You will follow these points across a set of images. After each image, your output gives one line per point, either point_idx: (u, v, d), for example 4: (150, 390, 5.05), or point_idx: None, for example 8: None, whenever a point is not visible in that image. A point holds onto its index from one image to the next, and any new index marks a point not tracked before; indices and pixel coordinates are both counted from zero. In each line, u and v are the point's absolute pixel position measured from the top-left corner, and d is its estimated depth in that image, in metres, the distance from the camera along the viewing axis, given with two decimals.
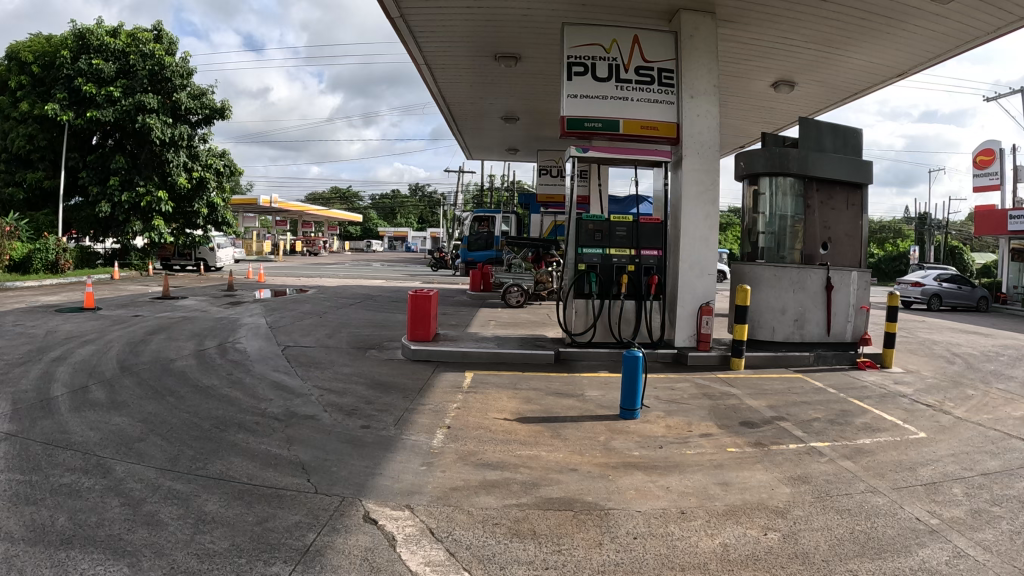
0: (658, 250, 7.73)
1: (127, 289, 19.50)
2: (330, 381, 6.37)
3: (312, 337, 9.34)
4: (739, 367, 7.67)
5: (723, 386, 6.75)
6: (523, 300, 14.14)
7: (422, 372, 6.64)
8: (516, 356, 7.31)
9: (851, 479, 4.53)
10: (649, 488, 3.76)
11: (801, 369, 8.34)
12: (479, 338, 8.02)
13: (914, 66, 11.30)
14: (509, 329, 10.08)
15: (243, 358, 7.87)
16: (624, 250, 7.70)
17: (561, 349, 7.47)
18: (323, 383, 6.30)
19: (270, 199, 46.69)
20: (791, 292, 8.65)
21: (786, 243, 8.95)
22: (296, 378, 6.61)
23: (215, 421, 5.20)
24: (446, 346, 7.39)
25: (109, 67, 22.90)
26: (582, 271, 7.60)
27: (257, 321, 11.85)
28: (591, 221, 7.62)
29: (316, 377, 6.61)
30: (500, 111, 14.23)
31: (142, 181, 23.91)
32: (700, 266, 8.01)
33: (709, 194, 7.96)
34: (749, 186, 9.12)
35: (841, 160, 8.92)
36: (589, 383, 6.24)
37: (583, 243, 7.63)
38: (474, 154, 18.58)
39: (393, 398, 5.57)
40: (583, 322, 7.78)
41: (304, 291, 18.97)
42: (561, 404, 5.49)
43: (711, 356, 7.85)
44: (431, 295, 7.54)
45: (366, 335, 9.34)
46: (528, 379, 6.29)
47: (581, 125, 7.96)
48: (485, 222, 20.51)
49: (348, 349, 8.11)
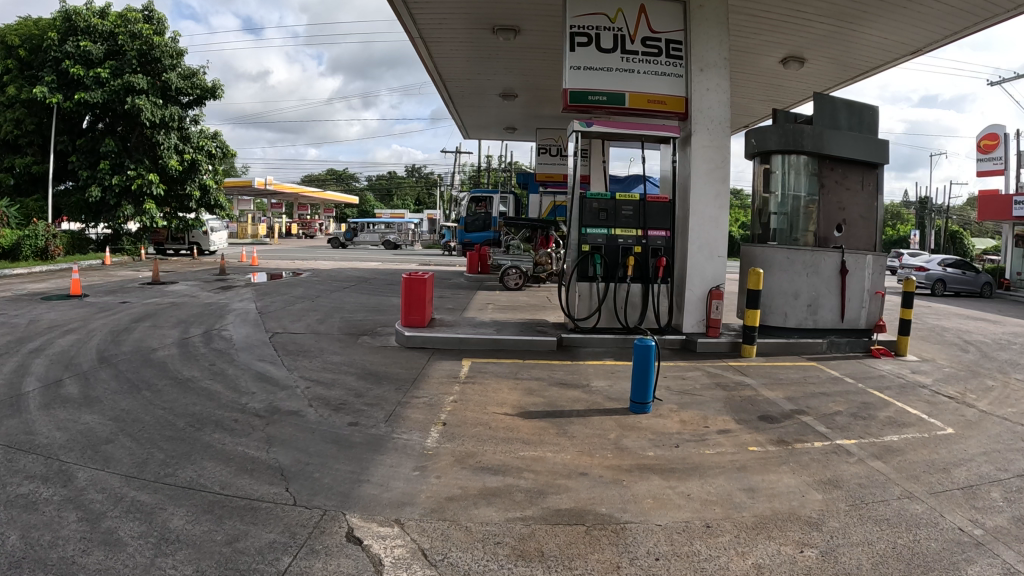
0: (666, 231, 7.28)
1: (116, 275, 19.10)
2: (319, 371, 5.96)
3: (304, 323, 8.93)
4: (752, 354, 7.30)
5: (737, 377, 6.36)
6: (521, 282, 13.92)
7: (417, 361, 6.23)
8: (517, 343, 6.88)
9: (883, 482, 4.13)
10: (668, 497, 3.37)
11: (815, 357, 7.97)
12: (479, 323, 7.62)
13: (930, 44, 10.87)
14: (508, 313, 9.65)
15: (228, 348, 7.45)
16: (630, 230, 7.22)
17: (564, 335, 7.06)
18: (311, 374, 5.90)
19: (264, 182, 46.10)
20: (804, 276, 8.20)
21: (800, 225, 8.55)
22: (282, 368, 6.20)
23: (191, 419, 4.79)
24: (442, 333, 6.97)
25: (97, 48, 22.39)
26: (587, 253, 7.12)
27: (247, 307, 11.45)
28: (595, 199, 7.12)
29: (304, 367, 6.22)
30: (498, 88, 13.77)
31: (133, 164, 23.44)
32: (709, 248, 7.59)
33: (719, 173, 7.54)
34: (760, 164, 8.70)
35: (858, 138, 8.54)
36: (595, 372, 5.84)
37: (587, 223, 7.13)
38: (472, 133, 18.15)
39: (385, 390, 5.16)
40: (587, 306, 7.30)
41: (299, 274, 18.56)
42: (566, 396, 5.08)
43: (721, 344, 7.46)
44: (425, 280, 7.04)
45: (359, 320, 8.94)
46: (530, 368, 5.87)
47: (584, 99, 7.47)
48: (483, 203, 20.17)
49: (339, 336, 7.70)
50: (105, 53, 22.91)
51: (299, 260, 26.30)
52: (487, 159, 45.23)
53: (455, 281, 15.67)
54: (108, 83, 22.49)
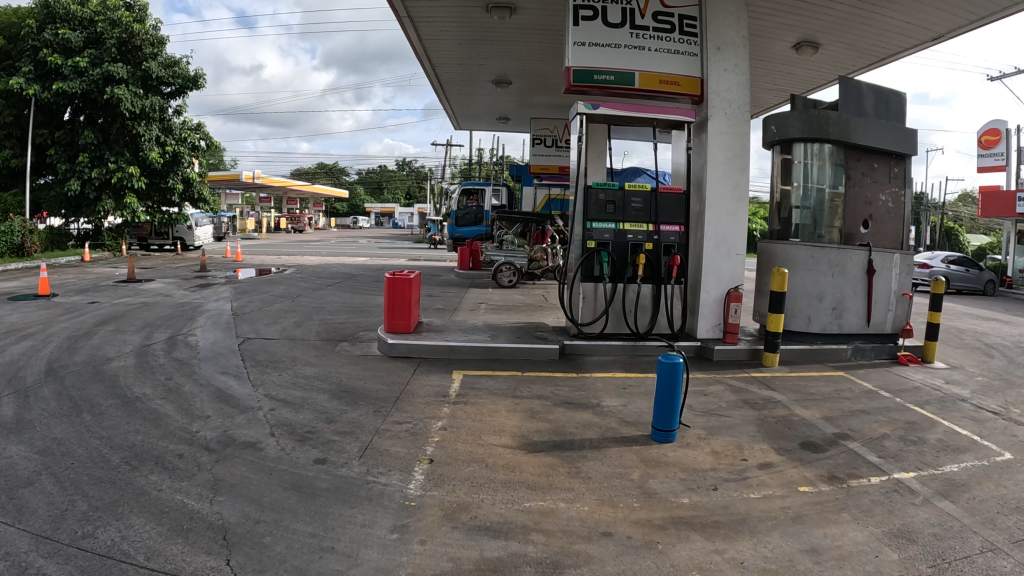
0: (680, 226, 6.46)
1: (92, 272, 18.24)
2: (288, 389, 5.19)
3: (279, 327, 8.15)
4: (774, 363, 6.58)
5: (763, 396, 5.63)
6: (514, 279, 13.06)
7: (401, 373, 5.46)
8: (514, 351, 6.10)
9: (963, 531, 3.40)
10: (717, 567, 2.64)
11: (841, 366, 7.25)
12: (472, 327, 6.85)
13: (952, 30, 10.17)
14: (502, 314, 8.88)
15: (191, 358, 6.66)
16: (640, 225, 6.40)
17: (566, 342, 6.26)
18: (278, 392, 5.13)
19: (252, 175, 45.15)
20: (830, 276, 7.43)
21: (824, 220, 7.80)
22: (247, 384, 5.43)
23: (129, 455, 4.02)
24: (430, 340, 6.18)
25: (76, 36, 21.50)
26: (592, 250, 6.26)
27: (222, 307, 10.66)
28: (602, 190, 6.29)
29: (272, 382, 5.45)
30: (491, 74, 12.99)
31: (113, 157, 22.56)
32: (726, 245, 6.84)
33: (738, 161, 6.80)
34: (779, 154, 7.97)
35: (885, 126, 7.85)
36: (604, 388, 5.08)
37: (592, 217, 6.29)
38: (463, 123, 17.40)
39: (361, 414, 4.40)
40: (592, 310, 6.42)
41: (283, 271, 17.76)
42: (575, 420, 4.32)
43: (740, 351, 6.71)
44: (410, 279, 6.28)
45: (339, 323, 8.16)
46: (531, 383, 5.11)
47: (589, 78, 6.69)
48: (474, 195, 19.37)
49: (315, 343, 6.93)
50: (84, 42, 22.02)
51: (284, 255, 25.46)
52: (477, 152, 44.37)
53: (445, 278, 14.88)
54: (86, 72, 21.59)
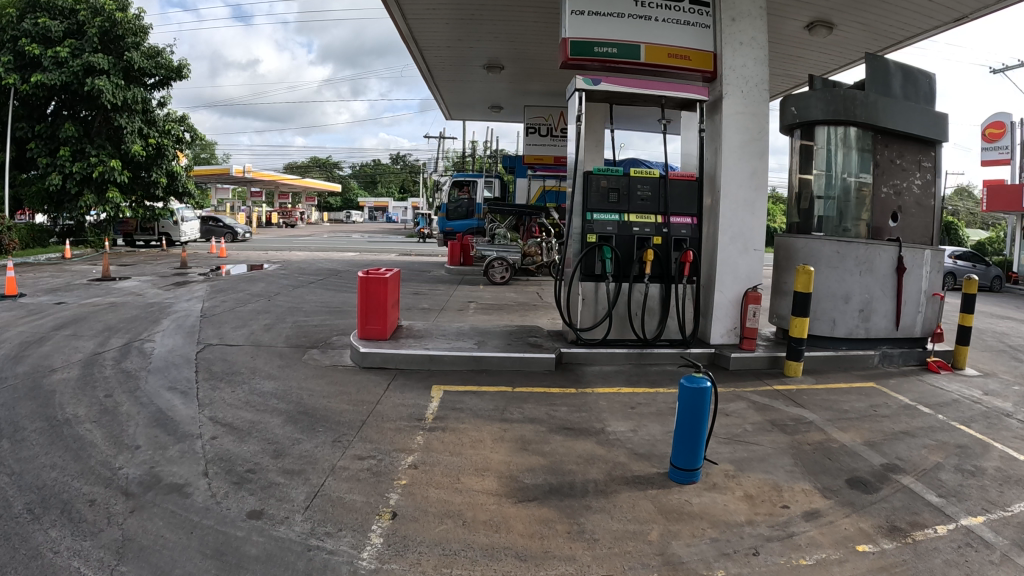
0: (692, 218, 5.65)
1: (68, 270, 17.44)
2: (239, 411, 4.42)
3: (247, 331, 7.37)
4: (797, 373, 5.89)
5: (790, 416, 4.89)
6: (508, 276, 12.42)
7: (372, 389, 4.69)
8: (505, 361, 5.20)
9: None
10: None
11: (869, 376, 6.51)
12: (458, 330, 6.05)
13: (976, 11, 9.43)
14: (493, 315, 8.12)
15: (141, 369, 5.87)
16: (647, 217, 5.58)
17: (564, 350, 5.42)
18: (227, 415, 4.35)
19: (242, 169, 44.27)
20: (857, 275, 6.67)
21: (851, 211, 7.06)
22: (194, 405, 4.65)
23: (33, 500, 3.21)
24: (409, 347, 5.34)
25: (56, 25, 20.65)
26: (593, 245, 5.42)
27: (192, 308, 9.87)
28: (604, 176, 5.47)
29: (224, 402, 4.67)
30: (483, 59, 12.20)
31: (94, 150, 21.71)
32: (743, 239, 6.08)
33: (755, 146, 6.04)
34: (799, 139, 7.23)
35: (915, 109, 7.15)
36: (609, 409, 4.32)
37: (592, 207, 5.48)
38: (455, 113, 16.65)
39: (318, 446, 3.63)
40: (592, 314, 5.60)
41: (266, 267, 16.97)
42: (576, 451, 3.56)
43: (759, 359, 5.96)
44: (387, 278, 5.48)
45: (313, 327, 7.39)
46: (524, 402, 4.35)
47: (589, 52, 5.89)
48: (465, 187, 18.67)
49: (282, 351, 6.15)
50: (64, 31, 21.17)
51: (271, 251, 24.65)
52: (471, 145, 43.51)
53: (434, 274, 14.10)
54: (67, 63, 20.73)
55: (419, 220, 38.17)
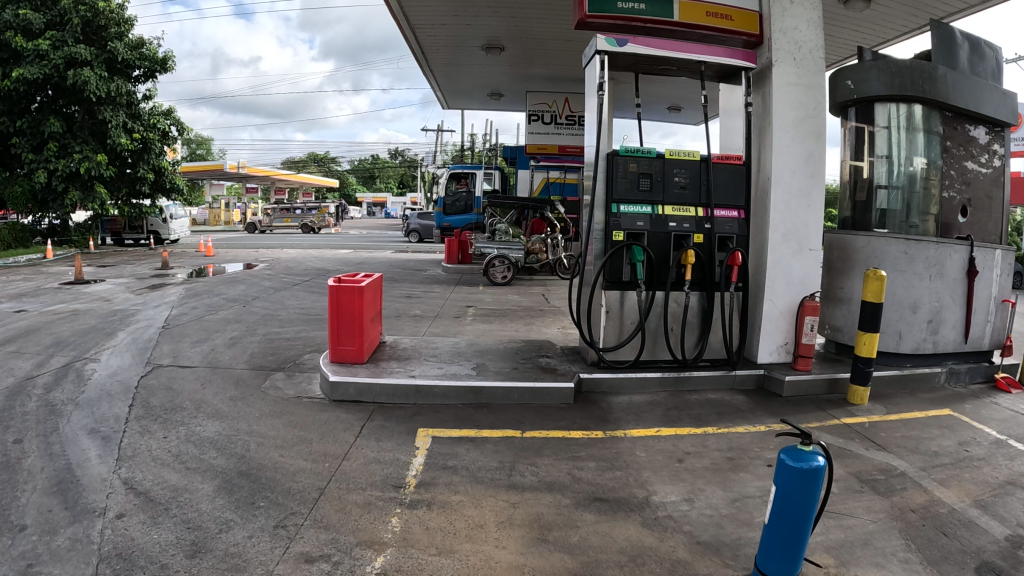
0: (739, 211, 4.61)
1: (43, 272, 16.38)
2: (167, 473, 3.35)
3: (211, 347, 6.32)
4: (864, 401, 4.97)
5: (871, 468, 3.86)
6: (509, 275, 11.33)
7: (345, 435, 3.66)
8: (512, 393, 4.08)
9: None
10: None
11: (938, 398, 5.48)
12: (452, 347, 4.97)
13: None
14: (494, 323, 7.05)
15: (68, 403, 4.81)
16: (686, 210, 4.52)
17: (584, 376, 4.36)
18: (150, 481, 3.29)
19: (237, 165, 43.01)
20: (926, 280, 5.59)
21: (919, 205, 6.01)
22: (114, 462, 3.60)
23: None
24: (391, 373, 4.26)
25: (38, 16, 19.52)
26: (621, 245, 4.35)
27: (158, 316, 8.80)
28: (633, 158, 4.40)
29: (155, 461, 3.62)
30: (482, 38, 11.10)
31: (77, 146, 20.58)
32: (796, 237, 5.05)
33: (810, 124, 5.00)
34: (855, 118, 6.20)
35: (988, 87, 6.11)
36: (651, 464, 3.29)
37: (618, 197, 4.41)
38: (452, 100, 15.57)
39: (259, 540, 2.58)
40: (619, 329, 4.53)
41: (254, 267, 15.88)
42: (616, 543, 2.53)
43: (817, 383, 4.97)
44: (362, 287, 4.42)
45: (286, 341, 6.34)
46: (539, 455, 3.30)
47: (611, 8, 4.79)
48: (463, 180, 17.58)
49: (243, 378, 5.10)
50: (46, 23, 20.05)
51: (261, 248, 23.55)
52: (470, 138, 42.29)
53: (429, 273, 13.06)
54: (49, 55, 19.59)
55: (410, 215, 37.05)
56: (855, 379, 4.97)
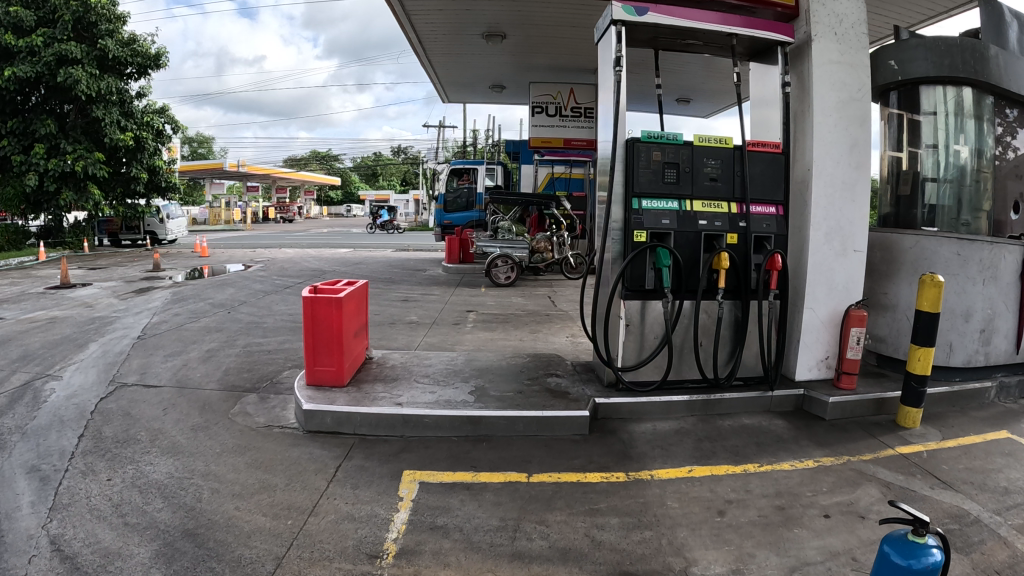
0: (777, 207, 4.01)
1: (31, 276, 15.77)
2: (104, 531, 2.75)
3: (184, 363, 5.72)
4: (916, 424, 4.36)
5: (941, 515, 3.25)
6: (514, 275, 10.81)
7: (317, 479, 3.06)
8: (516, 424, 3.47)
9: None
10: None
11: (994, 415, 4.86)
12: (447, 364, 4.36)
13: None
14: (494, 331, 6.44)
15: (10, 433, 4.20)
16: (717, 205, 3.90)
17: (600, 402, 3.75)
18: (82, 544, 2.68)
19: (236, 164, 42.33)
20: (980, 285, 4.96)
21: (971, 201, 5.44)
22: (45, 514, 2.98)
23: None
24: (376, 399, 3.65)
25: (28, 13, 18.91)
26: (644, 246, 3.74)
27: (137, 325, 8.19)
28: (657, 145, 3.78)
29: (93, 514, 3.00)
30: (483, 25, 10.46)
31: (69, 145, 19.96)
32: (839, 236, 4.44)
33: (853, 108, 4.39)
34: (898, 101, 5.55)
35: None
36: (685, 520, 2.68)
37: (640, 191, 3.79)
38: (451, 93, 14.96)
39: None
40: (641, 344, 3.91)
41: (248, 268, 15.24)
42: None
43: (862, 403, 4.37)
44: (342, 299, 3.81)
45: (266, 355, 5.74)
46: (549, 509, 2.70)
47: None
48: (465, 175, 16.97)
49: (212, 405, 4.49)
50: (37, 19, 19.44)
51: (258, 248, 22.96)
52: (472, 134, 41.64)
53: (429, 273, 12.44)
54: (40, 53, 18.98)
55: (386, 213, 36.54)
56: (906, 400, 4.36)
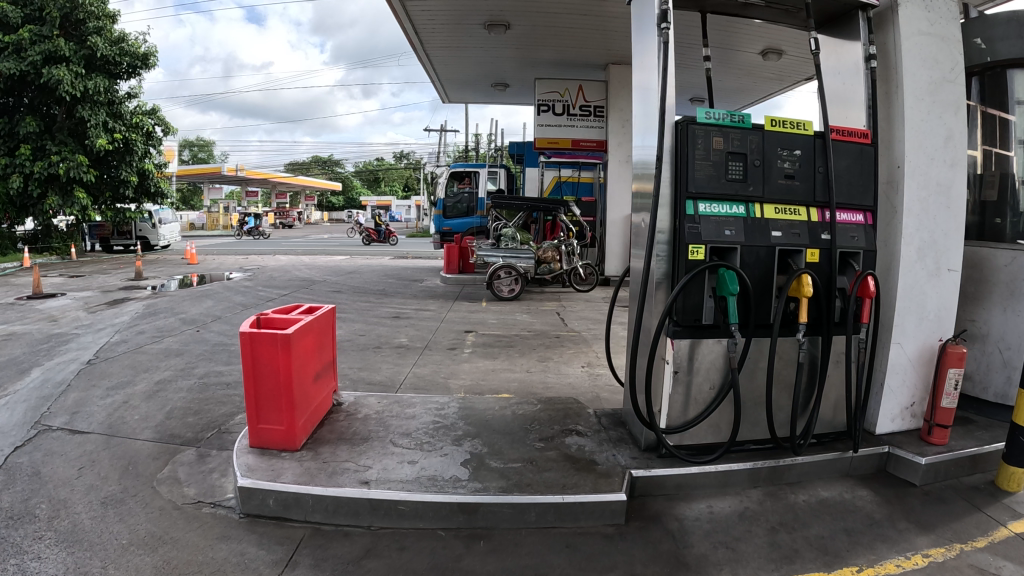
0: (863, 216, 3.12)
1: (8, 284, 14.81)
2: None
3: (127, 400, 4.78)
4: (1020, 487, 3.31)
5: None
6: (517, 288, 9.85)
7: None
8: (527, 512, 2.53)
9: None
10: None
11: None
12: (435, 416, 3.39)
13: None
14: (495, 359, 5.48)
15: None
16: (789, 212, 3.01)
17: (636, 474, 2.82)
18: None
19: (236, 169, 41.38)
20: None
21: None
22: None
23: None
24: (338, 473, 2.73)
25: (14, 9, 17.94)
26: (702, 264, 2.82)
27: (95, 345, 7.23)
28: (717, 128, 2.86)
29: None
30: (487, 14, 9.48)
31: (55, 147, 18.98)
32: (933, 250, 3.52)
33: (949, 89, 3.47)
34: (983, 89, 4.54)
35: None
36: None
37: (695, 191, 2.87)
38: (452, 92, 14.02)
39: None
40: (693, 396, 2.97)
41: (235, 278, 14.30)
42: None
43: (955, 464, 3.41)
44: (290, 335, 2.90)
45: (223, 393, 4.80)
46: None
47: None
48: (466, 179, 16.06)
49: (139, 468, 3.53)
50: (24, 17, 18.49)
51: (251, 255, 22.00)
52: (475, 139, 40.61)
53: (426, 285, 11.51)
54: (25, 52, 18.02)
55: (254, 219, 35.95)
56: (1008, 457, 3.30)
